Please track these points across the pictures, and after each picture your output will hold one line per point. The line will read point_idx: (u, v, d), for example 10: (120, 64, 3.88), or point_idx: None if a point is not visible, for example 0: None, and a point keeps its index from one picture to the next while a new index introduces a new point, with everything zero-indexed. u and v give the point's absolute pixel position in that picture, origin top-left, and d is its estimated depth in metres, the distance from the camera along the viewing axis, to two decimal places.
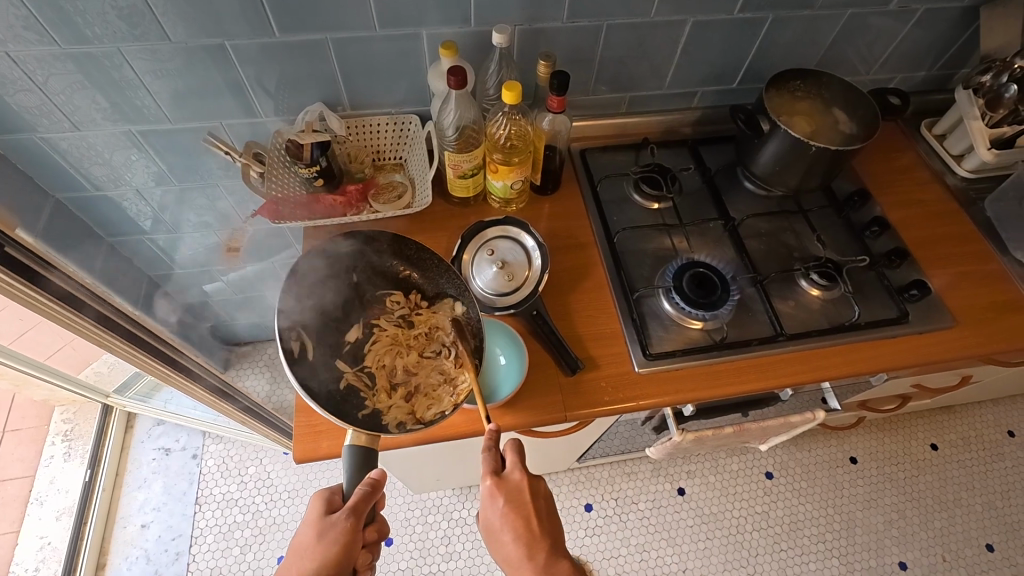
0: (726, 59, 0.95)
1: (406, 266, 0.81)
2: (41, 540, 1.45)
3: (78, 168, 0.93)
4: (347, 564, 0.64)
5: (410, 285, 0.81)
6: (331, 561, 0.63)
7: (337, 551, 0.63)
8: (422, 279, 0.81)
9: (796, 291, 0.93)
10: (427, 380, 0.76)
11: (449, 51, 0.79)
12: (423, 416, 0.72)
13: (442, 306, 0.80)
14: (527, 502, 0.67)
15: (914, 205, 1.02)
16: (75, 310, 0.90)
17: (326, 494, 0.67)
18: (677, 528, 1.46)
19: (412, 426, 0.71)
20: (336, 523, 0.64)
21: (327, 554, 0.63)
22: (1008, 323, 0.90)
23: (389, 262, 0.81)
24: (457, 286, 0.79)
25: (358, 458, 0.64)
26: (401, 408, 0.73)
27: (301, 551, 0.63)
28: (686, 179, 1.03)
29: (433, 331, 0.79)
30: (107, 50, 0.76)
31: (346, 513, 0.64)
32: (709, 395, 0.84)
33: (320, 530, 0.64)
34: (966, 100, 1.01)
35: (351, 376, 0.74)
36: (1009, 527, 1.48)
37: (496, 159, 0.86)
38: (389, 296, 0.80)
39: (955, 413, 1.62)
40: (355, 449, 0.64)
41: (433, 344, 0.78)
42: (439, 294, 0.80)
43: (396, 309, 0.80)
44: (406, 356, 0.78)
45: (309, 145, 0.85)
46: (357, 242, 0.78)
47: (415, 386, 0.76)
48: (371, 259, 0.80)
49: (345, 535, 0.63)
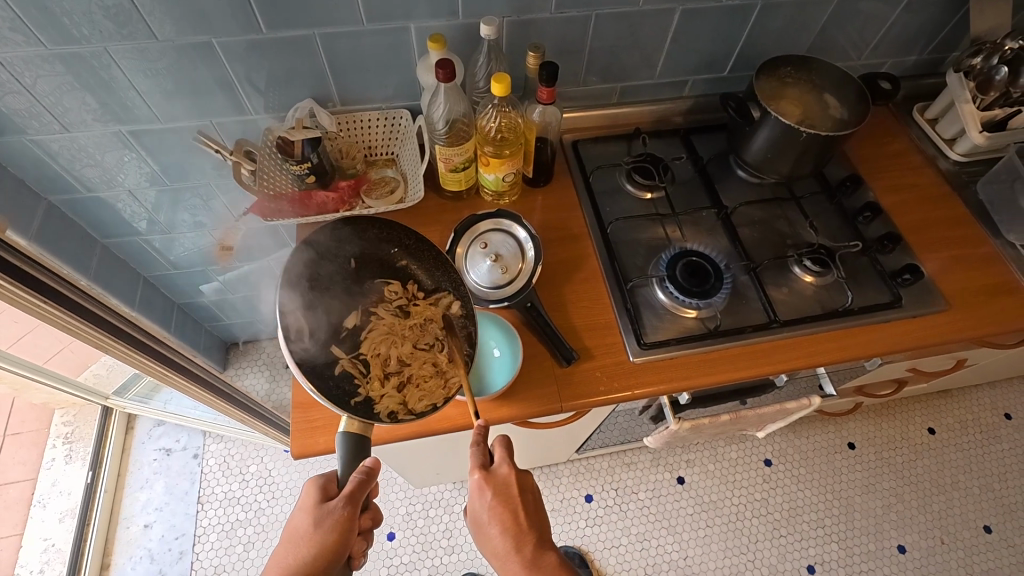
0: (716, 47, 0.95)
1: (403, 257, 0.80)
2: (45, 542, 1.46)
3: (69, 170, 0.93)
4: (344, 551, 0.65)
5: (408, 274, 0.80)
6: (328, 547, 0.64)
7: (335, 538, 0.64)
8: (419, 269, 0.80)
9: (789, 278, 0.93)
10: (419, 371, 0.76)
11: (437, 44, 0.78)
12: (414, 407, 0.73)
13: (441, 301, 0.79)
14: (515, 495, 0.67)
15: (906, 190, 1.02)
16: (74, 313, 0.91)
17: (321, 481, 0.67)
18: (677, 516, 1.47)
19: (404, 416, 0.72)
20: (333, 511, 0.64)
21: (324, 540, 0.64)
22: (998, 306, 0.90)
23: (387, 249, 0.79)
24: (454, 279, 0.80)
25: (352, 445, 0.65)
26: (393, 397, 0.73)
27: (297, 538, 0.64)
28: (679, 168, 1.03)
29: (430, 324, 0.78)
30: (95, 50, 0.76)
31: (342, 501, 0.64)
32: (703, 383, 0.84)
33: (316, 518, 0.64)
34: (957, 83, 1.00)
35: (347, 362, 0.72)
36: (1006, 509, 1.49)
37: (487, 151, 0.86)
38: (386, 285, 0.79)
39: (952, 397, 1.63)
40: (348, 436, 0.65)
41: (427, 337, 0.78)
42: (438, 287, 0.80)
43: (394, 299, 0.78)
44: (400, 346, 0.77)
45: (300, 141, 0.84)
46: (353, 232, 0.77)
47: (408, 376, 0.75)
48: (368, 250, 0.78)
49: (341, 522, 0.64)
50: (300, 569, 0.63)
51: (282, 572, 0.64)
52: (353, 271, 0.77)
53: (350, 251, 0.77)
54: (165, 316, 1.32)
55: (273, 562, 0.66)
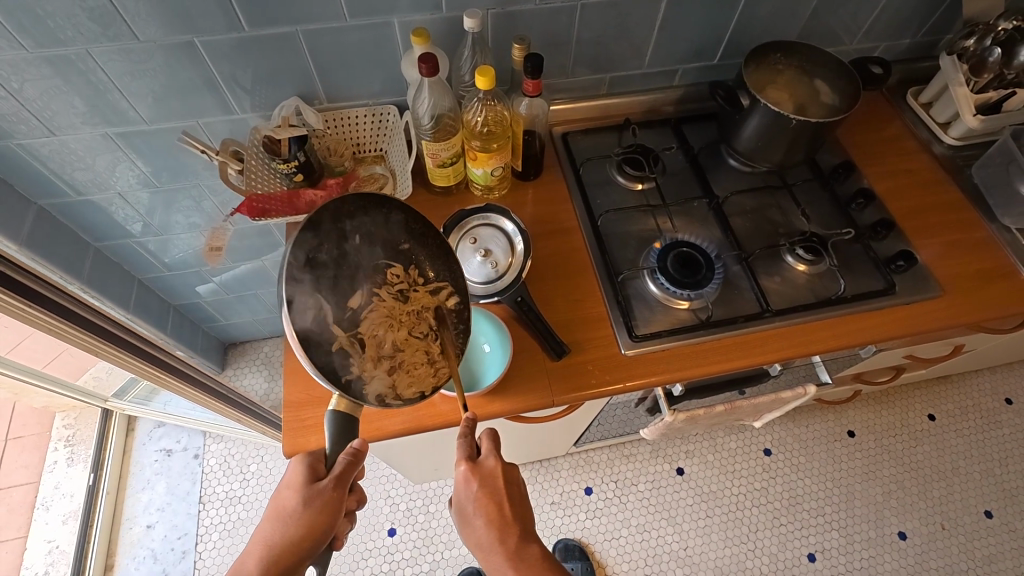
0: (705, 35, 0.94)
1: (412, 241, 0.75)
2: (49, 543, 1.47)
3: (59, 174, 0.92)
4: (328, 532, 0.65)
5: (409, 257, 0.75)
6: (314, 527, 0.65)
7: (322, 519, 0.65)
8: (424, 255, 0.75)
9: (782, 266, 0.92)
10: (411, 358, 0.74)
11: (420, 38, 0.77)
12: (403, 393, 0.73)
13: (441, 292, 0.76)
14: (500, 487, 0.67)
15: (900, 176, 1.01)
16: (69, 322, 0.93)
17: (309, 461, 0.67)
18: (677, 507, 1.47)
19: (393, 400, 0.71)
20: (322, 491, 0.65)
21: (312, 519, 0.65)
22: (991, 291, 0.90)
23: (391, 232, 0.73)
24: (455, 273, 0.78)
25: (341, 424, 0.66)
26: (383, 380, 0.71)
27: (286, 516, 0.64)
28: (670, 158, 1.02)
29: (428, 313, 0.76)
30: (79, 52, 0.75)
31: (331, 482, 0.66)
32: (695, 374, 0.84)
33: (305, 498, 0.65)
34: (951, 66, 0.99)
35: (344, 341, 0.68)
36: (1007, 494, 1.49)
37: (475, 146, 0.85)
38: (390, 268, 0.73)
39: (951, 383, 1.63)
40: (337, 415, 0.66)
41: (422, 326, 0.76)
42: (436, 276, 0.76)
43: (395, 282, 0.73)
44: (396, 331, 0.74)
45: (287, 140, 0.84)
46: (359, 211, 0.70)
47: (399, 362, 0.73)
48: (379, 228, 0.72)
49: (328, 502, 0.65)
50: (285, 547, 0.64)
51: (266, 548, 0.65)
52: (357, 250, 0.70)
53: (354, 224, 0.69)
54: (161, 319, 1.32)
55: (255, 539, 0.66)
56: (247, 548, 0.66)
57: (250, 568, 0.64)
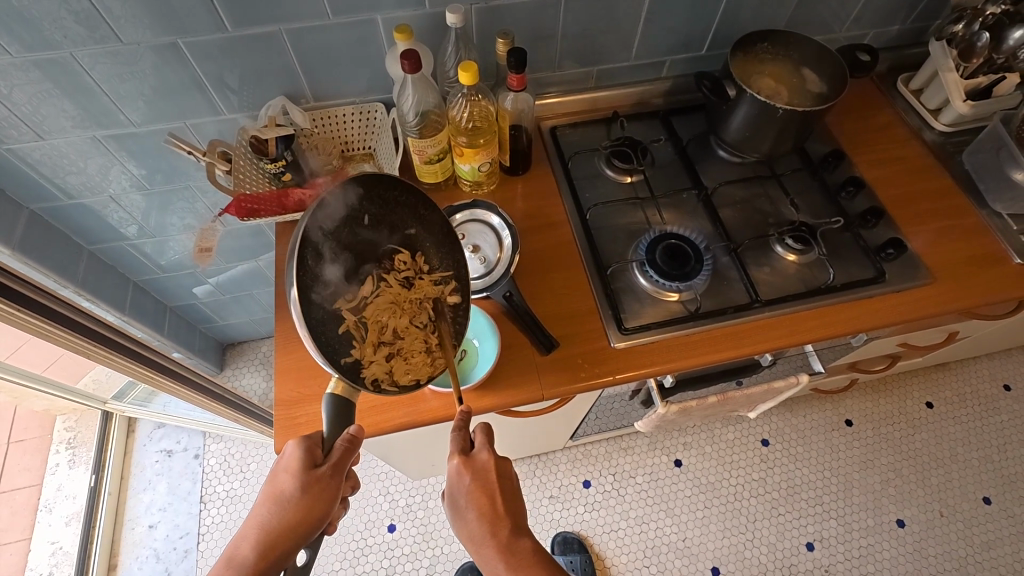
0: (693, 26, 0.94)
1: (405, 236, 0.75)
2: (53, 545, 1.49)
3: (51, 178, 0.92)
4: (323, 518, 0.66)
5: (415, 245, 0.75)
6: (311, 512, 0.65)
7: (318, 505, 0.66)
8: (425, 248, 0.76)
9: (771, 257, 0.92)
10: (411, 346, 0.74)
11: (403, 34, 0.76)
12: (399, 380, 0.72)
13: (444, 284, 0.76)
14: (493, 481, 0.68)
15: (891, 164, 1.01)
16: (61, 325, 0.93)
17: (305, 444, 0.67)
18: (676, 498, 1.48)
19: (388, 387, 0.70)
20: (320, 477, 0.66)
21: (310, 503, 0.65)
22: (983, 276, 0.89)
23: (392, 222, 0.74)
24: (455, 264, 0.77)
25: (337, 409, 0.67)
26: (381, 365, 0.71)
27: (283, 501, 0.65)
28: (659, 150, 1.02)
29: (429, 303, 0.76)
30: (66, 55, 0.75)
31: (328, 469, 0.66)
32: (686, 364, 0.84)
33: (302, 482, 0.65)
34: (940, 52, 0.98)
35: (351, 322, 0.68)
36: (1006, 480, 1.48)
37: (461, 142, 0.85)
38: (396, 254, 0.73)
39: (949, 370, 1.63)
40: (333, 398, 0.67)
41: (422, 316, 0.76)
42: (441, 268, 0.77)
43: (401, 269, 0.73)
44: (398, 318, 0.74)
45: (273, 139, 0.83)
46: (373, 190, 0.69)
47: (398, 348, 0.73)
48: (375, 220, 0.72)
49: (325, 488, 0.66)
50: (281, 531, 0.64)
51: (260, 533, 0.64)
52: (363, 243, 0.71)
53: (366, 206, 0.69)
54: (156, 320, 1.33)
55: (250, 523, 0.65)
56: (238, 531, 0.66)
57: (244, 551, 0.64)
